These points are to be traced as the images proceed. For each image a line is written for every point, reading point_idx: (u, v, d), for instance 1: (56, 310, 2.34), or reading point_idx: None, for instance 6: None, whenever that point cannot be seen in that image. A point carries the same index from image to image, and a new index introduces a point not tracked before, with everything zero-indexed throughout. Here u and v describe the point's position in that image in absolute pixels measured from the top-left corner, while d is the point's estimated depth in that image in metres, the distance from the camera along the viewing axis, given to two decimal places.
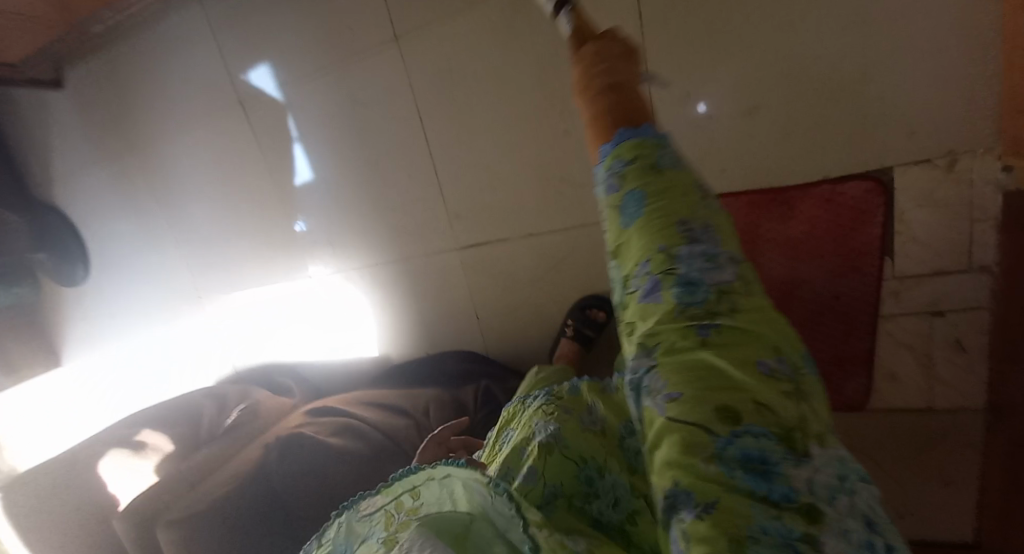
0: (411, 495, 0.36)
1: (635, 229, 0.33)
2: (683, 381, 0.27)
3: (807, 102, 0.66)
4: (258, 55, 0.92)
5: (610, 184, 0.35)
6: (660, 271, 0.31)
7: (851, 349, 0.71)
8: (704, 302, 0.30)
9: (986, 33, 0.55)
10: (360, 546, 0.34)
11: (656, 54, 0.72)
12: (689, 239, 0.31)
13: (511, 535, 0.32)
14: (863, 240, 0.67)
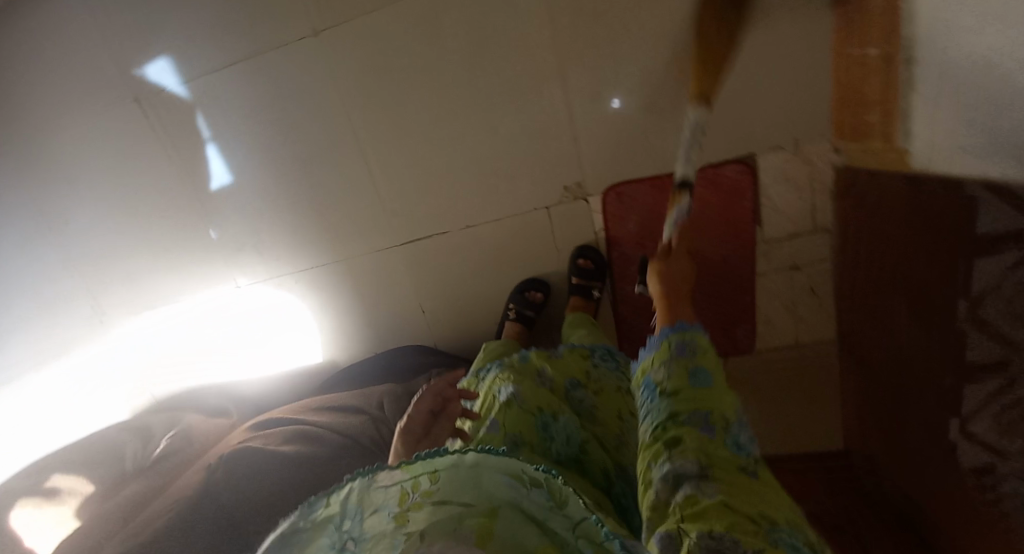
0: (428, 474, 0.37)
1: (699, 383, 0.46)
2: (723, 471, 0.37)
3: (692, 100, 0.80)
4: (156, 50, 0.86)
5: (681, 350, 0.50)
6: (716, 422, 0.42)
7: (738, 302, 0.93)
8: (745, 453, 0.40)
9: (811, 47, 0.74)
10: (370, 515, 0.33)
11: (569, 57, 0.79)
12: (738, 421, 0.43)
13: (549, 522, 0.35)
14: (741, 213, 0.86)
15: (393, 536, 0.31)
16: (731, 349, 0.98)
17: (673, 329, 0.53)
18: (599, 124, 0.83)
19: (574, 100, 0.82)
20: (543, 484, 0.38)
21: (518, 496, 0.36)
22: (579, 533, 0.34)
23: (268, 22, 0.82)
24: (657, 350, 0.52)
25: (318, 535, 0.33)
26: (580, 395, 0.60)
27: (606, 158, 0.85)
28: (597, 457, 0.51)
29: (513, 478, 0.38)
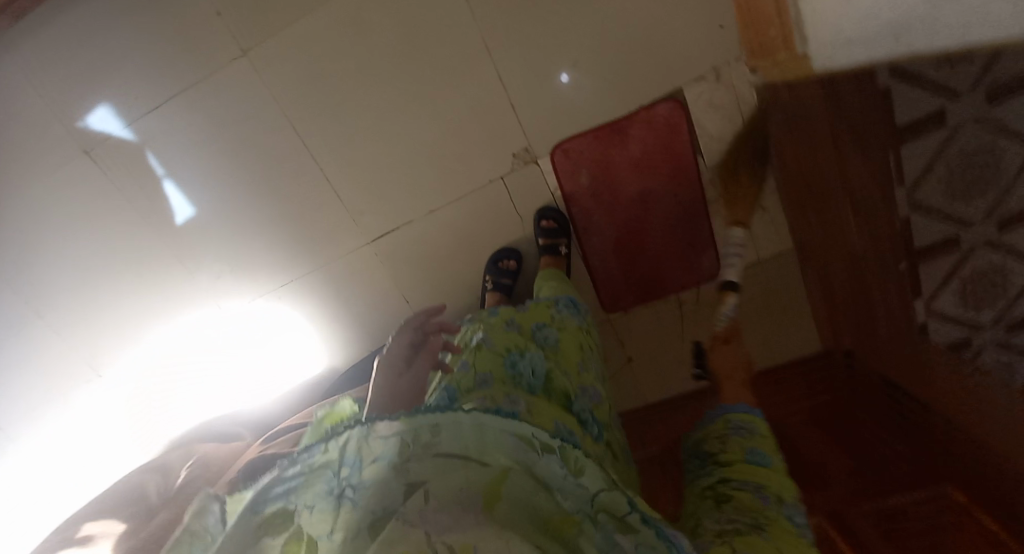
0: (428, 429, 0.40)
1: (757, 459, 0.48)
2: (774, 531, 0.38)
3: (613, 49, 0.86)
4: (95, 99, 0.88)
5: (739, 427, 0.54)
6: (772, 495, 0.44)
7: (696, 231, 0.97)
8: (799, 528, 0.41)
9: None
10: (368, 466, 0.37)
11: (491, 31, 0.84)
12: (796, 504, 0.44)
13: (557, 486, 0.39)
14: (681, 147, 0.91)
15: (396, 490, 0.35)
16: (700, 277, 1.00)
17: (742, 407, 0.58)
18: (532, 88, 0.87)
19: (505, 70, 0.86)
20: (553, 450, 0.41)
21: (528, 460, 0.40)
22: (596, 502, 0.39)
23: (199, 51, 0.85)
24: (716, 420, 0.57)
25: (317, 479, 0.36)
26: (546, 333, 0.70)
27: (547, 119, 0.90)
28: (559, 382, 0.61)
29: (518, 441, 0.41)
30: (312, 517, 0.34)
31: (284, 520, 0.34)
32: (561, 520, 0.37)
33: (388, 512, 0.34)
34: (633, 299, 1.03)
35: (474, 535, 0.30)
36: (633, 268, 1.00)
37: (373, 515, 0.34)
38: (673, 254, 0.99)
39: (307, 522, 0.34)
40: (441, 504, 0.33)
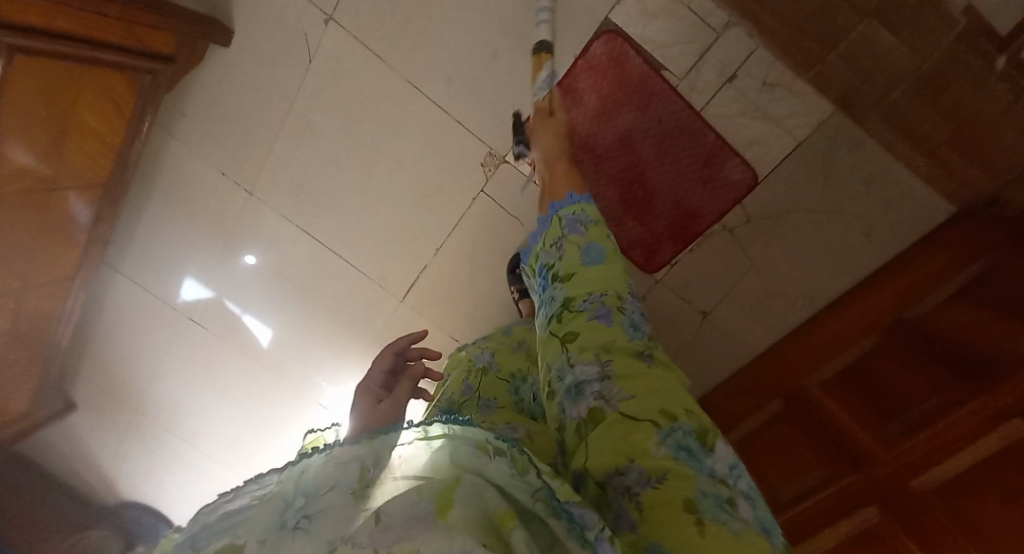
0: (384, 453, 0.32)
1: (593, 261, 0.45)
2: (632, 389, 0.35)
3: (526, 21, 0.83)
4: (178, 276, 1.09)
5: (575, 225, 0.48)
6: (612, 304, 0.40)
7: (704, 147, 0.86)
8: (642, 337, 0.40)
9: None
10: (324, 494, 0.28)
11: (412, 70, 0.88)
12: (632, 304, 0.42)
13: (510, 489, 0.29)
14: (638, 72, 0.83)
15: (354, 515, 0.27)
16: (737, 191, 0.89)
17: (573, 196, 0.53)
18: (471, 98, 0.89)
19: (440, 96, 0.89)
20: (506, 450, 0.32)
21: (481, 466, 0.31)
22: (540, 493, 0.29)
23: (222, 208, 1.03)
24: (552, 229, 0.49)
25: (267, 511, 0.28)
26: None
27: (497, 118, 0.90)
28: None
29: (476, 450, 0.32)
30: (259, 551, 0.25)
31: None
32: (505, 515, 0.26)
33: (342, 542, 0.25)
34: (673, 249, 0.94)
35: (423, 537, 0.23)
36: (649, 216, 0.92)
37: (331, 544, 0.25)
38: (692, 182, 0.89)
39: (252, 552, 0.24)
40: (398, 522, 0.25)
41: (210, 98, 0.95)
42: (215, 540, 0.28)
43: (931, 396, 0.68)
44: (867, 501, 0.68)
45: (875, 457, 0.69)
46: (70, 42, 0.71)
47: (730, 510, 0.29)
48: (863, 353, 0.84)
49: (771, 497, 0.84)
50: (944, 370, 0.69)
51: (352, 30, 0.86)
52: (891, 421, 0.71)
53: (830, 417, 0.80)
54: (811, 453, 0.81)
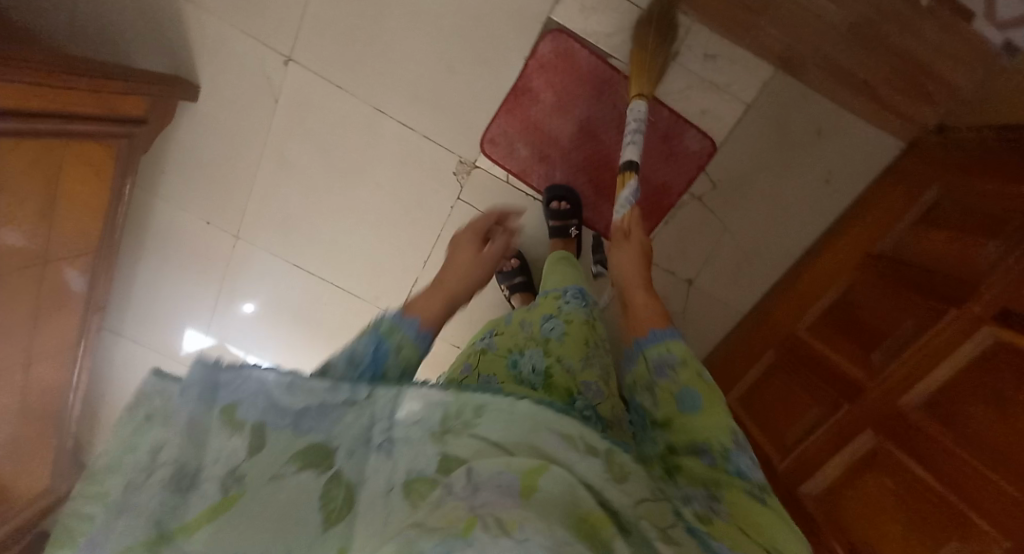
0: (469, 409, 0.36)
1: (690, 401, 0.50)
2: (743, 523, 0.39)
3: (475, 33, 0.87)
4: (180, 329, 1.12)
5: (663, 363, 0.53)
6: (716, 449, 0.46)
7: (661, 125, 0.91)
8: (753, 484, 0.43)
9: None
10: (407, 425, 0.35)
11: (375, 95, 0.92)
12: (733, 449, 0.46)
13: (607, 493, 0.33)
14: (587, 63, 0.88)
15: (428, 451, 0.33)
16: (698, 160, 0.93)
17: (659, 333, 0.56)
18: (435, 113, 0.93)
19: (405, 116, 0.93)
20: (601, 452, 0.36)
21: (572, 460, 0.34)
22: (640, 511, 0.33)
23: (213, 256, 1.07)
24: (638, 364, 0.56)
25: (353, 424, 0.34)
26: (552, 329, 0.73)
27: (463, 127, 0.94)
28: (558, 379, 0.65)
29: (563, 440, 0.35)
30: (346, 462, 0.32)
31: (316, 457, 0.32)
32: (602, 518, 0.30)
33: (414, 473, 0.32)
34: (650, 225, 0.98)
35: (518, 511, 0.27)
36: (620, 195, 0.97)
37: (406, 472, 0.32)
38: (655, 158, 0.94)
39: (344, 467, 0.32)
40: (485, 481, 0.30)
41: (185, 151, 0.99)
42: (305, 427, 0.33)
43: (906, 318, 0.72)
44: (863, 426, 0.69)
45: (864, 385, 0.72)
46: (48, 118, 0.72)
47: None
48: (842, 293, 0.86)
49: (770, 443, 0.83)
50: (917, 295, 0.72)
51: (312, 67, 0.91)
52: (875, 349, 0.75)
53: (820, 360, 0.82)
54: (808, 397, 0.81)
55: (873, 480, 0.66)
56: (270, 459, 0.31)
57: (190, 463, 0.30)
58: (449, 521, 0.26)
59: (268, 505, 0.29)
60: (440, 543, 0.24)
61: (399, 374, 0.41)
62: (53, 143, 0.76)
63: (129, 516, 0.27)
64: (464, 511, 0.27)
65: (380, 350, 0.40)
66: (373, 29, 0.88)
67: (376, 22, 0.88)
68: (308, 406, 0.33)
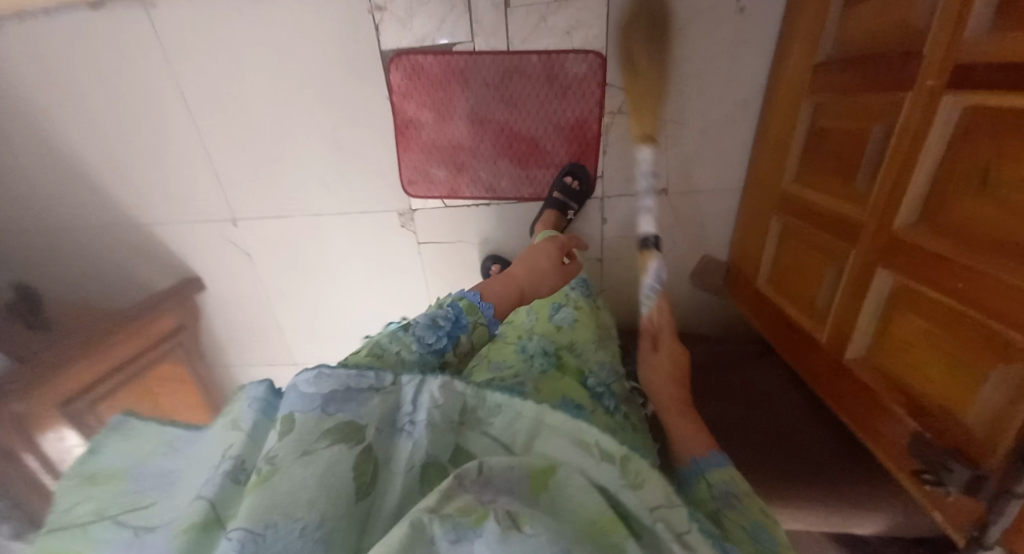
0: (488, 406, 0.40)
1: (765, 550, 0.41)
2: None
3: (337, 109, 0.92)
4: None
5: (724, 494, 0.46)
6: None
7: (540, 70, 0.86)
8: None
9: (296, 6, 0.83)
10: (431, 408, 0.38)
11: (305, 207, 1.02)
12: None
13: (623, 498, 0.35)
14: (438, 64, 0.86)
15: (447, 439, 0.38)
16: (595, 78, 0.86)
17: (719, 455, 0.51)
18: (355, 190, 0.99)
19: (336, 207, 1.01)
20: (617, 457, 0.36)
21: (586, 464, 0.37)
22: (657, 514, 0.35)
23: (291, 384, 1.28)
24: (697, 484, 0.49)
25: (381, 408, 0.38)
26: (563, 313, 0.75)
27: (383, 187, 0.99)
28: (570, 362, 0.63)
29: (577, 447, 0.38)
30: (375, 438, 0.36)
31: (349, 433, 0.35)
32: (610, 522, 0.33)
33: (432, 457, 0.37)
34: (589, 164, 0.93)
35: (526, 510, 0.31)
36: (546, 155, 0.93)
37: (423, 455, 0.36)
38: (553, 102, 0.88)
39: (371, 437, 0.36)
40: (492, 481, 0.34)
41: (219, 326, 1.18)
42: (339, 411, 0.36)
43: (873, 120, 0.61)
44: (876, 264, 0.60)
45: (860, 220, 0.62)
46: (106, 380, 0.94)
47: None
48: (811, 120, 0.74)
49: (811, 320, 0.74)
50: (874, 92, 0.60)
51: (250, 215, 1.03)
52: (858, 169, 0.64)
53: (814, 209, 0.72)
54: (821, 254, 0.72)
55: (908, 318, 0.56)
56: (303, 439, 0.33)
57: (245, 458, 0.35)
58: (461, 510, 0.30)
59: (312, 475, 0.31)
60: (454, 530, 0.28)
61: (468, 346, 0.55)
62: (127, 389, 0.99)
63: (194, 502, 0.31)
64: (473, 505, 0.31)
65: (458, 323, 0.54)
66: (267, 156, 0.97)
67: (266, 153, 0.96)
68: (334, 390, 0.37)
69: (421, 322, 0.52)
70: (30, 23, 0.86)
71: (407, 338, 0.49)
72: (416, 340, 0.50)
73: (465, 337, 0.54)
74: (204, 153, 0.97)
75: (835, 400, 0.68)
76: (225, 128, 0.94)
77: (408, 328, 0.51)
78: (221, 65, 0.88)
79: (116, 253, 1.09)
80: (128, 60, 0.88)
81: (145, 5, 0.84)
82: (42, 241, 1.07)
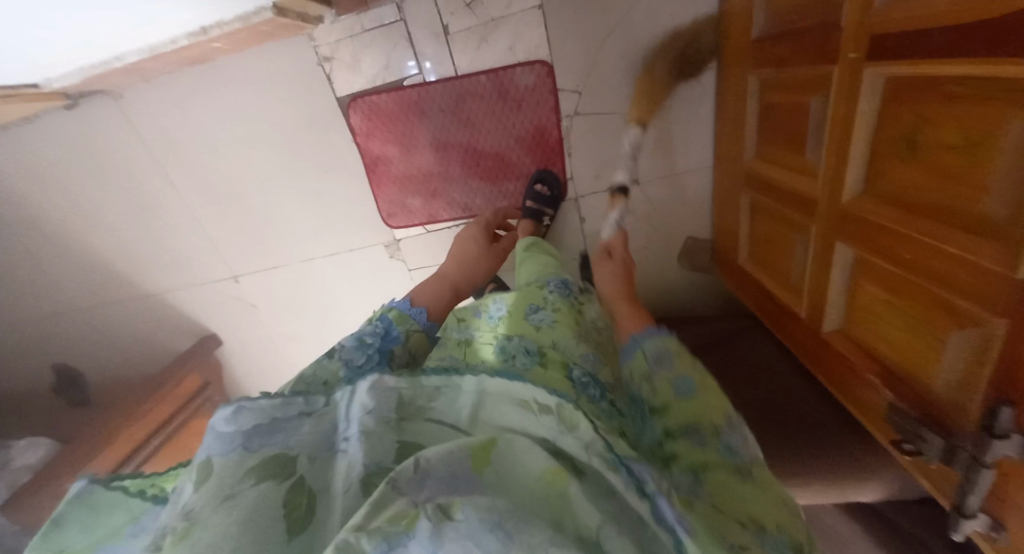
0: (426, 392, 0.38)
1: (689, 391, 0.46)
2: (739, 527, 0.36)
3: (307, 160, 0.95)
4: None
5: (654, 353, 0.51)
6: (713, 438, 0.43)
7: (489, 87, 0.87)
8: (744, 463, 0.42)
9: (251, 72, 0.87)
10: (362, 416, 0.35)
11: (296, 254, 1.06)
12: (735, 446, 0.43)
13: (565, 446, 0.33)
14: (390, 99, 0.88)
15: (388, 440, 0.34)
16: (545, 86, 0.87)
17: (651, 328, 0.54)
18: (340, 231, 1.03)
19: (325, 250, 1.05)
20: (553, 406, 0.34)
21: (529, 420, 0.35)
22: (593, 449, 0.32)
23: None
24: (633, 354, 0.53)
25: (313, 436, 0.35)
26: (541, 313, 0.59)
27: (365, 224, 1.02)
28: (556, 355, 0.52)
29: (519, 408, 0.36)
30: (310, 468, 0.33)
31: (278, 468, 0.32)
32: (556, 473, 0.31)
33: (372, 466, 0.33)
34: (556, 168, 0.94)
35: (466, 499, 0.28)
36: (513, 167, 0.95)
37: (360, 466, 0.32)
38: (509, 116, 0.90)
39: (305, 469, 0.33)
40: (433, 474, 0.30)
41: (241, 376, 1.25)
42: (265, 446, 0.33)
43: (811, 94, 0.61)
44: (835, 239, 0.60)
45: (815, 195, 0.62)
46: (143, 449, 1.01)
47: None
48: (759, 95, 0.74)
49: (787, 293, 0.75)
50: (806, 65, 0.59)
51: (248, 271, 1.08)
52: (806, 143, 0.64)
53: (775, 186, 0.72)
54: (788, 227, 0.72)
55: (870, 288, 0.57)
56: (224, 483, 0.30)
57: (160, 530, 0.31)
58: (392, 519, 0.26)
59: (234, 518, 0.28)
60: (385, 541, 0.25)
61: (405, 355, 0.54)
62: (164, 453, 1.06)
63: None
64: (409, 507, 0.27)
65: (388, 336, 0.55)
66: (250, 214, 1.01)
67: (250, 213, 1.01)
68: (258, 424, 0.34)
69: (348, 345, 0.51)
70: (15, 131, 0.92)
71: (332, 367, 0.48)
72: (343, 367, 0.48)
73: (398, 347, 0.54)
74: (194, 221, 1.02)
75: (822, 371, 0.68)
76: (208, 195, 0.99)
77: (333, 354, 0.49)
78: (192, 138, 0.93)
79: (136, 325, 1.16)
80: (108, 150, 0.94)
81: (114, 97, 0.89)
82: (67, 325, 1.15)
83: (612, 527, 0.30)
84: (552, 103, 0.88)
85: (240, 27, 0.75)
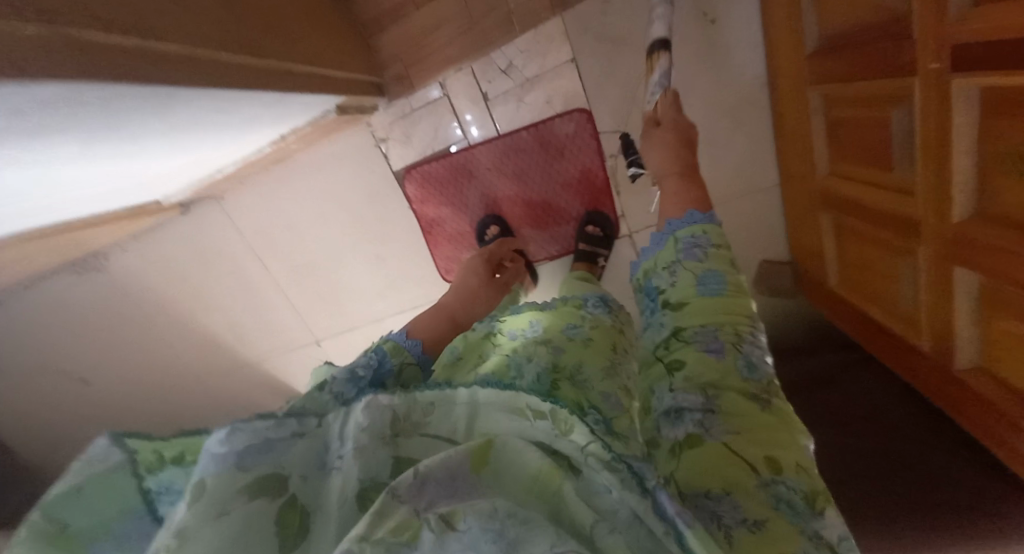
0: (420, 406, 0.31)
1: (716, 291, 0.45)
2: (747, 443, 0.33)
3: (374, 231, 1.02)
4: None
5: (690, 243, 0.50)
6: (730, 342, 0.41)
7: (534, 139, 0.88)
8: (760, 376, 0.39)
9: (323, 162, 0.97)
10: (358, 432, 0.28)
11: (370, 317, 1.12)
12: (751, 360, 0.40)
13: (560, 447, 0.27)
14: (440, 164, 0.93)
15: (381, 454, 0.27)
16: (588, 133, 0.86)
17: (694, 213, 0.53)
18: (407, 292, 1.08)
19: (395, 312, 1.11)
20: (546, 410, 0.28)
21: (522, 423, 0.29)
22: (589, 451, 0.26)
23: None
24: (667, 246, 0.52)
25: (304, 451, 0.28)
26: (579, 331, 0.51)
27: (429, 283, 1.06)
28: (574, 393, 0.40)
29: (511, 416, 0.29)
30: (303, 487, 0.26)
31: (272, 485, 0.25)
32: (550, 470, 0.26)
33: (366, 480, 0.26)
34: (604, 208, 0.92)
35: (471, 504, 0.22)
36: (563, 213, 0.94)
37: (355, 481, 0.26)
38: (556, 165, 0.90)
39: (296, 488, 0.25)
40: (434, 481, 0.24)
41: None
42: (260, 464, 0.25)
43: (887, 108, 0.55)
44: (951, 263, 0.52)
45: (916, 215, 0.55)
46: None
47: (810, 503, 0.30)
48: (824, 112, 0.68)
49: (902, 322, 0.66)
50: (876, 79, 0.54)
51: (329, 336, 1.16)
52: (892, 159, 0.57)
53: (864, 206, 0.65)
54: (889, 249, 0.64)
55: (1004, 323, 0.48)
56: (215, 499, 0.23)
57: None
58: (394, 530, 0.20)
59: (227, 538, 0.22)
60: None
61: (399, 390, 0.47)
62: None
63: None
64: (407, 516, 0.21)
65: (382, 369, 0.48)
66: (329, 284, 1.10)
67: (328, 283, 1.10)
68: (250, 444, 0.26)
69: (340, 376, 0.42)
70: (144, 237, 1.09)
71: (321, 399, 0.39)
72: (333, 399, 0.39)
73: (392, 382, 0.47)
74: (282, 295, 1.13)
75: (954, 413, 0.58)
76: (293, 271, 1.09)
77: (323, 386, 0.41)
78: (277, 224, 1.04)
79: (241, 392, 1.29)
80: (212, 244, 1.08)
81: (216, 200, 1.04)
82: (189, 397, 1.30)
83: (606, 523, 0.23)
84: (594, 142, 0.87)
85: (312, 128, 0.84)
